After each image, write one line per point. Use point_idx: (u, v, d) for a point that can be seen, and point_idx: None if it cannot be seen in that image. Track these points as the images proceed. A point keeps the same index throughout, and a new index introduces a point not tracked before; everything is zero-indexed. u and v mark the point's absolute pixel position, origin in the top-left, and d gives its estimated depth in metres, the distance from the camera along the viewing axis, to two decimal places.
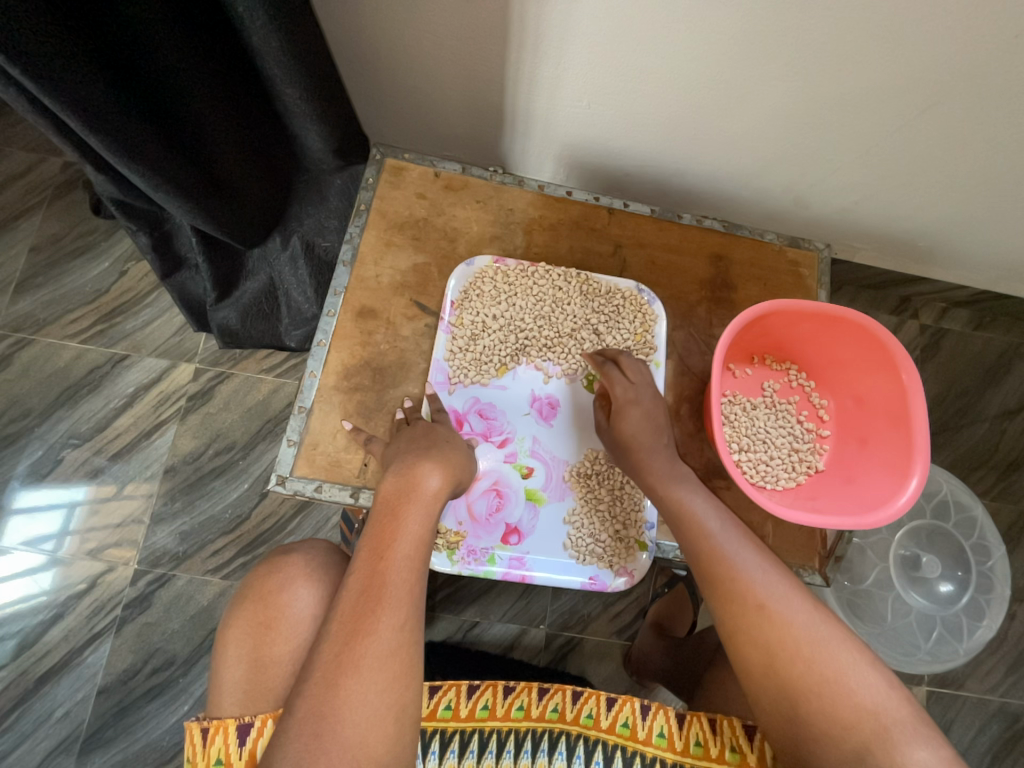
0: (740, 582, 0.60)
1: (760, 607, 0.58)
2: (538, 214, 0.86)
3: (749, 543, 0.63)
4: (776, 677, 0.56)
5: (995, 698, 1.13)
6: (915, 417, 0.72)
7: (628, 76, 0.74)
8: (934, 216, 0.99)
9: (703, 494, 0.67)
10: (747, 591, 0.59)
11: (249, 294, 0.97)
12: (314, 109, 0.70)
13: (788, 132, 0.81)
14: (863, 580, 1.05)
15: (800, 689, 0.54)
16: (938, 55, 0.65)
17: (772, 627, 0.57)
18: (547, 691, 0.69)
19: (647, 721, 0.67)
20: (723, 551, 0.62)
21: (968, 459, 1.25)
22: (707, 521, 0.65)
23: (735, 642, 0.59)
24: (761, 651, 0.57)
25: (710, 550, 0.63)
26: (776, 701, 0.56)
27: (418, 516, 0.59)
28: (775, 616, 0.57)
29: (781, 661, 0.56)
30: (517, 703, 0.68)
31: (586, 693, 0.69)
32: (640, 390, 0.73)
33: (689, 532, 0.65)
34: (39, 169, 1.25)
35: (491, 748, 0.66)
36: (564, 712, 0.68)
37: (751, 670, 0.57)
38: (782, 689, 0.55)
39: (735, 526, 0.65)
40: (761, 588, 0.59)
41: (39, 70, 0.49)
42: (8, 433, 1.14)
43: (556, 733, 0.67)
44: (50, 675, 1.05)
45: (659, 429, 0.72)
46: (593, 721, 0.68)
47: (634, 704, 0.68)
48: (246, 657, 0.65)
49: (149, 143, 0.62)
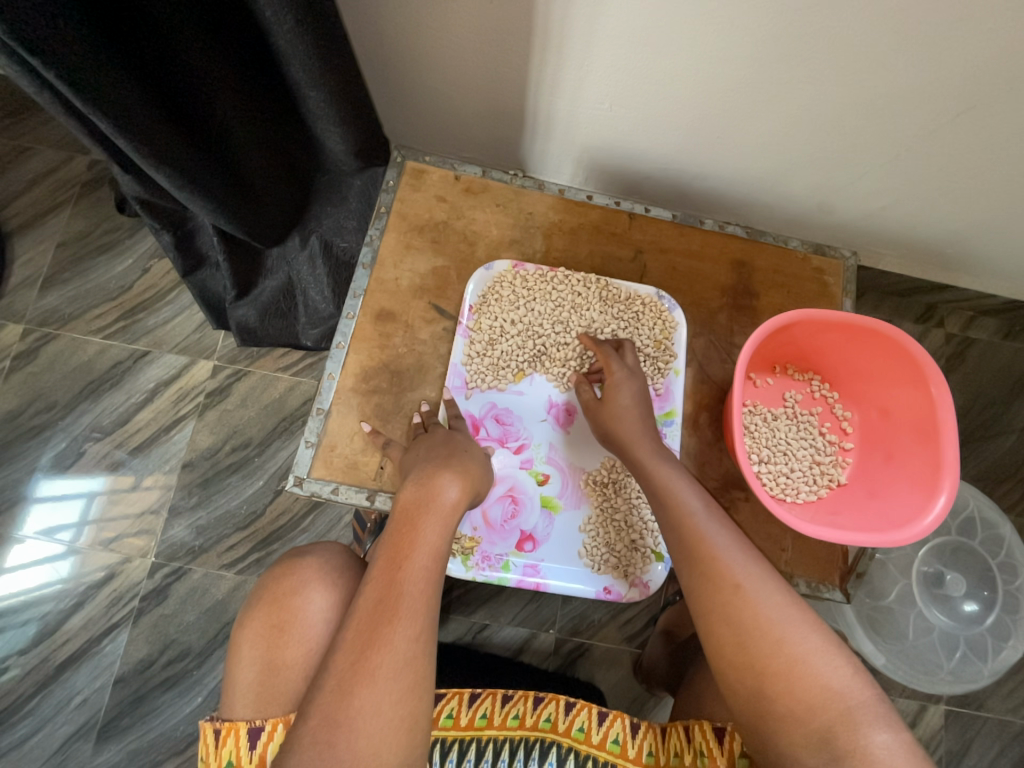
0: (718, 561, 0.58)
1: (736, 586, 0.56)
2: (558, 219, 0.85)
3: (730, 526, 0.61)
4: (743, 654, 0.53)
5: (1016, 718, 1.10)
6: (944, 432, 0.71)
7: (651, 80, 0.73)
8: (964, 222, 0.96)
9: (686, 478, 0.66)
10: (724, 570, 0.57)
11: (267, 293, 0.98)
12: (338, 112, 0.70)
13: (815, 136, 0.79)
14: (885, 596, 1.03)
15: (768, 667, 0.52)
16: (974, 59, 0.63)
17: (746, 605, 0.55)
18: (543, 700, 0.69)
19: (637, 739, 0.66)
20: (704, 532, 0.60)
21: (993, 472, 1.22)
22: (690, 501, 0.63)
23: (705, 618, 0.57)
24: (732, 629, 0.55)
25: (690, 529, 0.61)
26: (741, 678, 0.53)
27: (436, 528, 0.58)
28: (750, 596, 0.55)
29: (750, 638, 0.54)
30: (514, 712, 0.69)
31: (579, 704, 0.69)
32: (638, 377, 0.74)
33: (673, 512, 0.63)
34: (68, 166, 1.27)
35: (487, 757, 0.66)
36: (557, 723, 0.68)
37: (719, 647, 0.55)
38: (749, 667, 0.53)
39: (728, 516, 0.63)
40: (739, 570, 0.57)
41: (70, 72, 0.49)
42: (33, 425, 1.17)
43: (547, 744, 0.67)
44: (70, 663, 1.07)
45: (646, 423, 0.70)
46: (584, 735, 0.67)
47: (625, 720, 0.67)
48: (259, 659, 0.66)
49: (174, 145, 0.62)
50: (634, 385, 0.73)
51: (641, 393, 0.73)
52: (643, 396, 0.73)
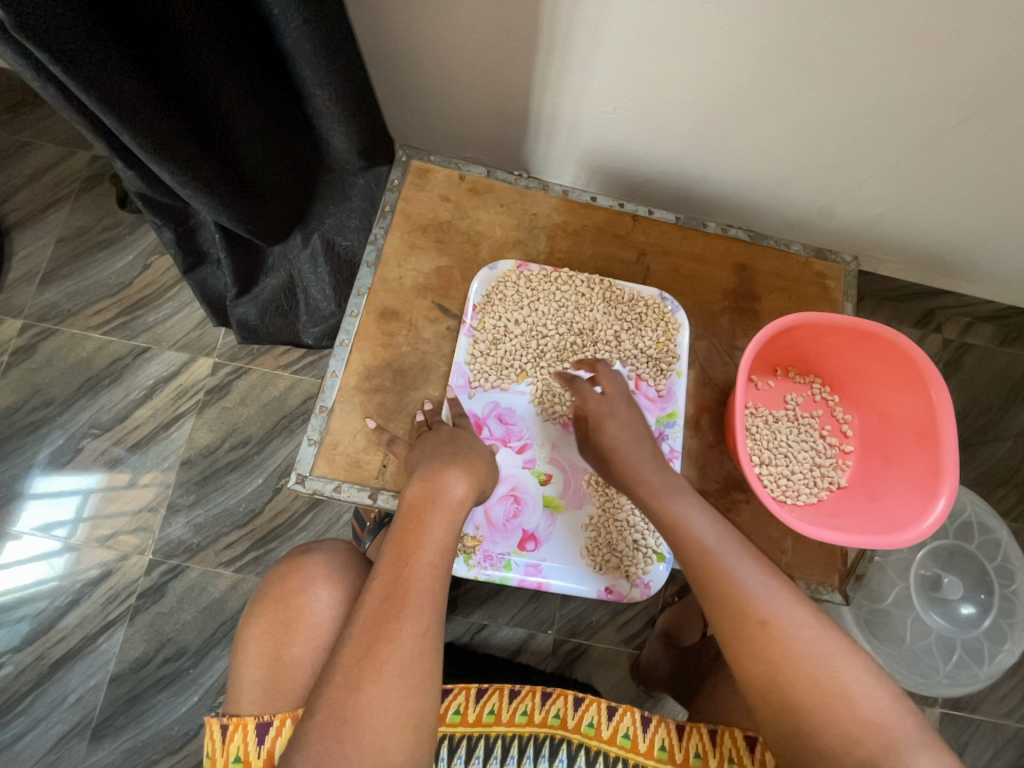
0: (739, 595, 0.56)
1: (763, 622, 0.55)
2: (561, 220, 0.85)
3: (748, 554, 0.59)
4: (778, 692, 0.53)
5: (1011, 723, 1.11)
6: (944, 435, 0.71)
7: (656, 84, 0.73)
8: (962, 229, 0.97)
9: (698, 505, 0.63)
10: (748, 606, 0.55)
11: (268, 291, 0.97)
12: (343, 111, 0.70)
13: (817, 142, 0.80)
14: (883, 599, 1.03)
15: (806, 703, 0.51)
16: (975, 67, 0.64)
17: (777, 641, 0.54)
18: (551, 695, 0.69)
19: (649, 733, 0.66)
20: (722, 566, 0.58)
21: (989, 477, 1.23)
22: (704, 534, 0.61)
23: (735, 656, 0.56)
24: (764, 667, 0.53)
25: (707, 564, 0.59)
26: (777, 715, 0.53)
27: (442, 524, 0.58)
28: (779, 630, 0.54)
29: (784, 676, 0.53)
30: (522, 707, 0.68)
31: (587, 700, 0.68)
32: (615, 403, 0.72)
33: (687, 546, 0.61)
34: (68, 162, 1.27)
35: (496, 753, 0.65)
36: (566, 719, 0.67)
37: (752, 683, 0.54)
38: (785, 703, 0.52)
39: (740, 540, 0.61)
40: (764, 602, 0.55)
41: (79, 68, 0.50)
42: (31, 421, 1.16)
43: (557, 740, 0.66)
44: (65, 660, 1.06)
45: (636, 446, 0.69)
46: (594, 730, 0.66)
47: (635, 714, 0.67)
48: (265, 656, 0.66)
49: (180, 142, 0.62)
50: (610, 417, 0.70)
51: (619, 421, 0.70)
52: (622, 421, 0.70)
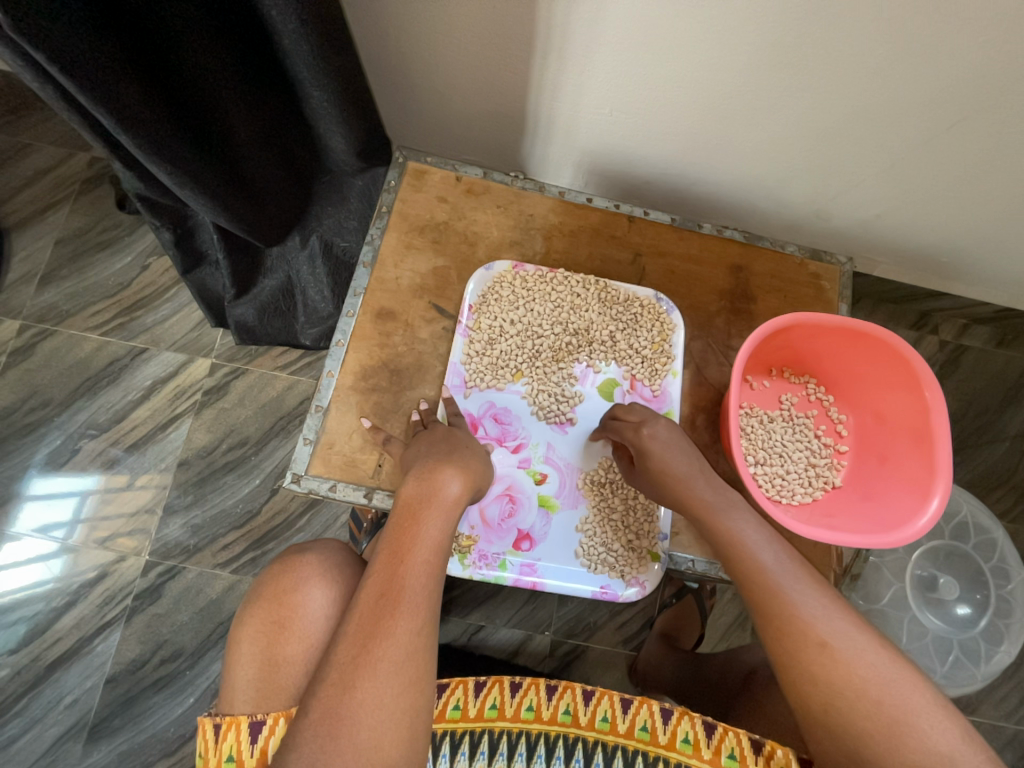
0: (797, 617, 0.56)
1: (822, 645, 0.54)
2: (558, 221, 0.86)
3: (806, 575, 0.59)
4: (837, 716, 0.53)
5: (1009, 724, 1.11)
6: (937, 434, 0.71)
7: (651, 86, 0.74)
8: (958, 231, 0.98)
9: (754, 524, 0.63)
10: (807, 629, 0.55)
11: (266, 292, 0.98)
12: (339, 111, 0.70)
13: (811, 144, 0.80)
14: (879, 600, 1.03)
15: (866, 728, 0.51)
16: (965, 69, 0.64)
17: (836, 665, 0.53)
18: (558, 690, 0.68)
19: (669, 725, 0.65)
20: (780, 587, 0.58)
21: (987, 478, 1.23)
22: (759, 552, 0.61)
23: (790, 679, 0.55)
24: (821, 690, 0.53)
25: (764, 583, 0.59)
26: (835, 738, 0.53)
27: (437, 522, 0.59)
28: (839, 654, 0.54)
29: (842, 700, 0.52)
30: (527, 702, 0.67)
31: (599, 693, 0.67)
32: (652, 426, 0.69)
33: (743, 565, 0.61)
34: (67, 164, 1.27)
35: (502, 750, 0.65)
36: (578, 715, 0.67)
37: (808, 705, 0.54)
38: (842, 727, 0.52)
39: (791, 557, 0.61)
40: (822, 626, 0.55)
41: (77, 69, 0.50)
42: (27, 423, 1.16)
43: (571, 739, 0.65)
44: (61, 662, 1.06)
45: (684, 464, 0.67)
46: (609, 724, 0.66)
47: (652, 707, 0.66)
48: (258, 656, 0.66)
49: (178, 143, 0.63)
50: (652, 442, 0.68)
51: (662, 443, 0.68)
52: (662, 443, 0.68)
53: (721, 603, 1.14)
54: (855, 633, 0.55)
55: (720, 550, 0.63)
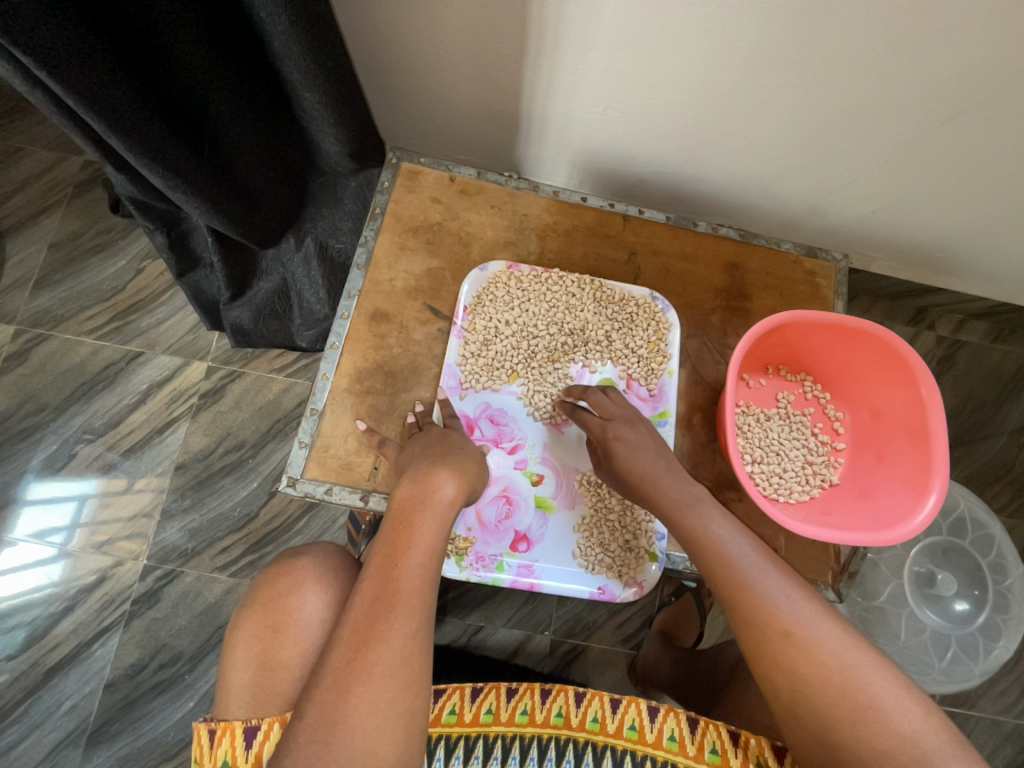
0: (761, 607, 0.56)
1: (786, 634, 0.54)
2: (552, 220, 0.85)
3: (770, 564, 0.59)
4: (804, 704, 0.52)
5: (1008, 719, 1.11)
6: (934, 431, 0.71)
7: (646, 84, 0.73)
8: (953, 226, 0.97)
9: (719, 517, 0.63)
10: (770, 619, 0.55)
11: (261, 295, 0.98)
12: (332, 112, 0.70)
13: (807, 141, 0.80)
14: (877, 596, 1.03)
15: (834, 715, 0.51)
16: (962, 63, 0.64)
17: (800, 654, 0.53)
18: (551, 693, 0.68)
19: (656, 723, 0.65)
20: (746, 579, 0.58)
21: (984, 473, 1.23)
22: (725, 544, 0.61)
23: (760, 669, 0.55)
24: (788, 678, 0.53)
25: (729, 575, 0.59)
26: (805, 727, 0.52)
27: (432, 525, 0.58)
28: (802, 642, 0.54)
29: (809, 687, 0.52)
30: (522, 706, 0.67)
31: (589, 695, 0.67)
32: (619, 426, 0.70)
33: (709, 557, 0.61)
34: (61, 167, 1.26)
35: (496, 754, 0.64)
36: (570, 717, 0.66)
37: (778, 695, 0.54)
38: (811, 715, 0.52)
39: (755, 547, 0.61)
40: (787, 614, 0.55)
41: (65, 72, 0.49)
42: (23, 428, 1.16)
43: (562, 741, 0.65)
44: (60, 667, 1.06)
45: (651, 462, 0.67)
46: (599, 725, 0.66)
47: (640, 704, 0.66)
48: (253, 660, 0.65)
49: (169, 146, 0.62)
50: (617, 443, 0.69)
51: (628, 442, 0.68)
52: (629, 441, 0.69)
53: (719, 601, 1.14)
54: (850, 629, 0.55)
55: (686, 544, 0.63)
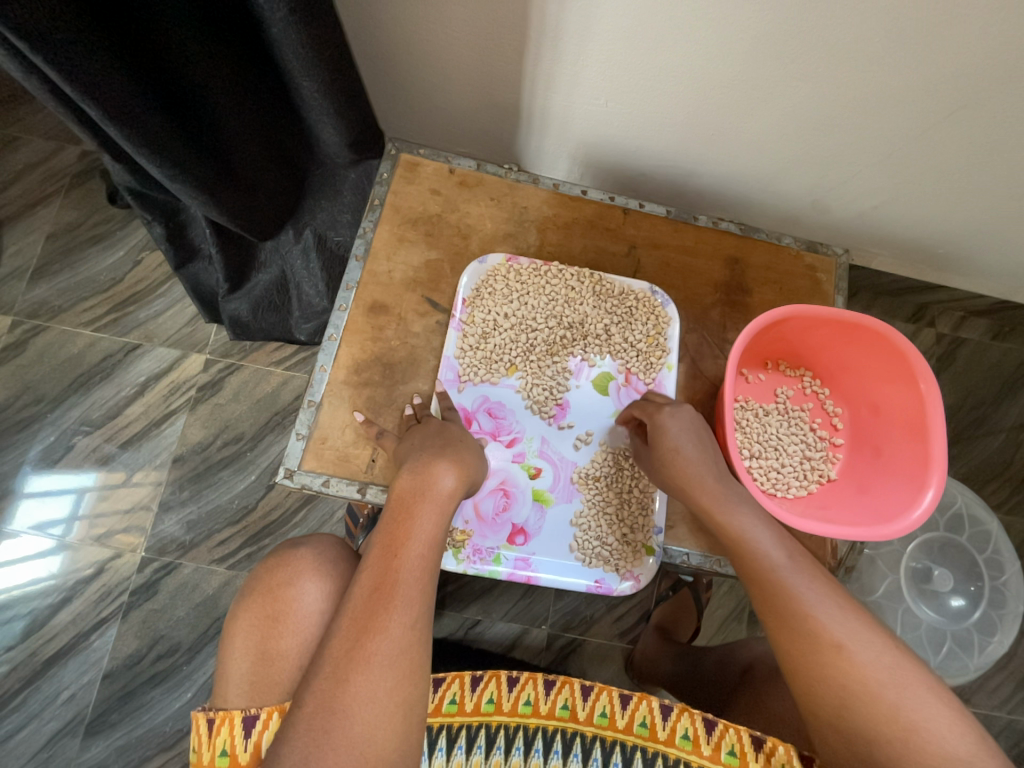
0: (812, 619, 0.56)
1: (838, 647, 0.54)
2: (552, 213, 0.85)
3: (818, 574, 0.59)
4: (850, 720, 0.52)
5: (1003, 715, 1.12)
6: (932, 426, 0.71)
7: (648, 76, 0.73)
8: (956, 223, 0.97)
9: (764, 523, 0.63)
10: (821, 630, 0.55)
11: (260, 286, 0.97)
12: (332, 103, 0.69)
13: (809, 135, 0.79)
14: (873, 591, 1.04)
15: (879, 733, 0.51)
16: (965, 57, 0.63)
17: (850, 668, 0.53)
18: (556, 685, 0.67)
19: (669, 721, 0.65)
20: (791, 590, 0.58)
21: (983, 470, 1.23)
22: (770, 551, 0.61)
23: (801, 679, 0.55)
24: (834, 693, 0.53)
25: (776, 582, 0.59)
26: (848, 742, 0.52)
27: (432, 516, 0.59)
28: (854, 657, 0.53)
29: (856, 702, 0.52)
30: (525, 697, 0.67)
31: (598, 690, 0.67)
32: (673, 408, 0.71)
33: (754, 563, 0.61)
34: (57, 158, 1.26)
35: (499, 745, 0.64)
36: (575, 710, 0.66)
37: (821, 707, 0.54)
38: (857, 732, 0.52)
39: (801, 555, 0.61)
40: (838, 628, 0.55)
41: (62, 60, 0.49)
42: (21, 419, 1.15)
43: (569, 734, 0.65)
44: (57, 658, 1.06)
45: (697, 455, 0.67)
46: (607, 720, 0.65)
47: (652, 703, 0.65)
48: (252, 650, 0.66)
49: (167, 136, 0.62)
50: (670, 421, 0.69)
51: (678, 425, 0.69)
52: (679, 425, 0.69)
53: (717, 596, 1.14)
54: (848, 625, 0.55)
55: (727, 546, 0.64)
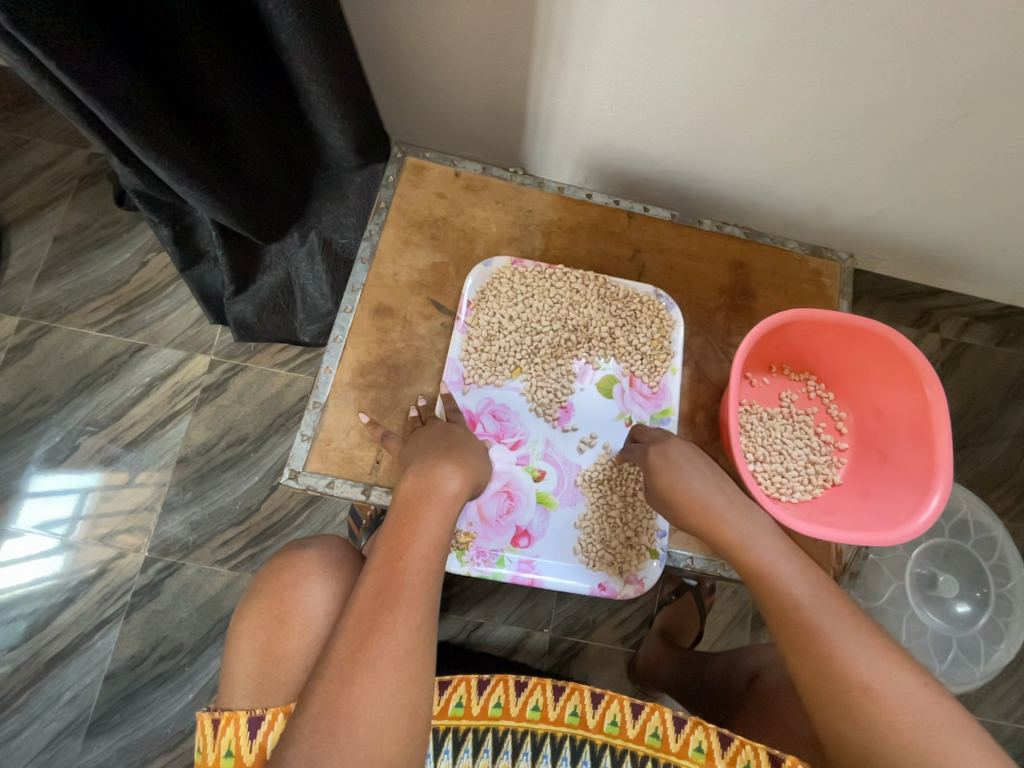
0: (836, 657, 0.54)
1: (865, 689, 0.52)
2: (557, 216, 0.85)
3: (846, 612, 0.58)
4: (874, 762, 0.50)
5: (1008, 723, 1.11)
6: (937, 430, 0.71)
7: (654, 81, 0.73)
8: (961, 228, 0.97)
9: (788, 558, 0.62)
10: (846, 671, 0.53)
11: (266, 288, 0.97)
12: (339, 109, 0.70)
13: (814, 140, 0.80)
14: (878, 597, 1.03)
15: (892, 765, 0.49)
16: (970, 64, 0.63)
17: (875, 708, 0.51)
18: (565, 692, 0.67)
19: (682, 734, 0.64)
20: (813, 619, 0.57)
21: (988, 476, 1.22)
22: (794, 588, 0.60)
23: (825, 717, 0.54)
24: (859, 734, 0.51)
25: (799, 619, 0.58)
26: None
27: (437, 518, 0.59)
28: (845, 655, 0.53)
29: (881, 745, 0.50)
30: (533, 701, 0.66)
31: (608, 697, 0.66)
32: (665, 444, 0.71)
33: (776, 599, 0.60)
34: (66, 159, 1.27)
35: (506, 749, 0.65)
36: (585, 717, 0.66)
37: (845, 747, 0.52)
38: None
39: (828, 592, 0.60)
40: (864, 668, 0.53)
41: (73, 65, 0.49)
42: (27, 419, 1.16)
43: (578, 741, 0.65)
44: (60, 658, 1.06)
45: (707, 492, 0.67)
46: (618, 729, 0.65)
47: (664, 714, 0.65)
48: (258, 651, 0.66)
49: (176, 140, 0.62)
50: (663, 459, 0.69)
51: (675, 461, 0.69)
52: (677, 462, 0.69)
53: (720, 600, 1.14)
54: (846, 630, 0.56)
55: (752, 583, 0.63)
